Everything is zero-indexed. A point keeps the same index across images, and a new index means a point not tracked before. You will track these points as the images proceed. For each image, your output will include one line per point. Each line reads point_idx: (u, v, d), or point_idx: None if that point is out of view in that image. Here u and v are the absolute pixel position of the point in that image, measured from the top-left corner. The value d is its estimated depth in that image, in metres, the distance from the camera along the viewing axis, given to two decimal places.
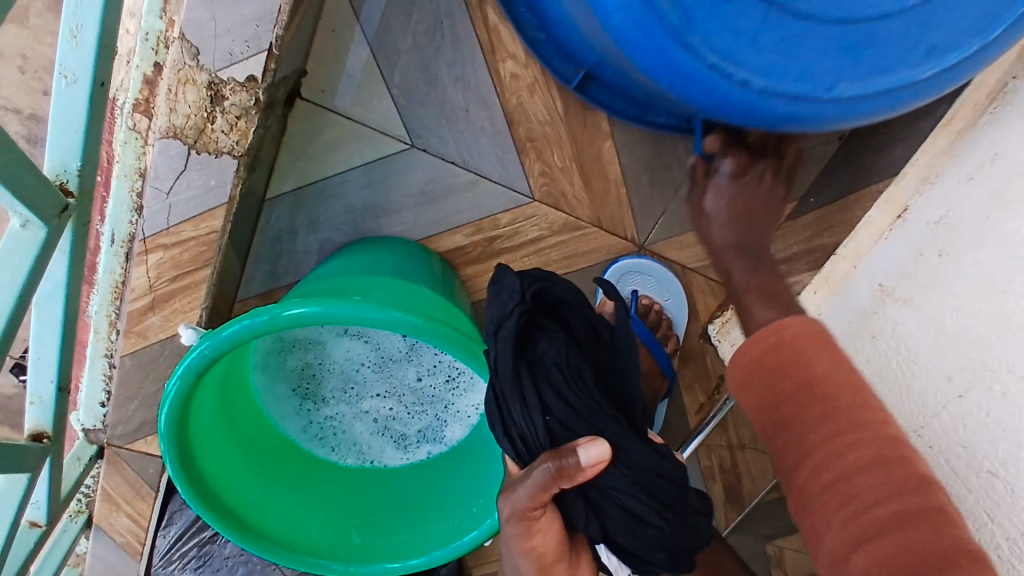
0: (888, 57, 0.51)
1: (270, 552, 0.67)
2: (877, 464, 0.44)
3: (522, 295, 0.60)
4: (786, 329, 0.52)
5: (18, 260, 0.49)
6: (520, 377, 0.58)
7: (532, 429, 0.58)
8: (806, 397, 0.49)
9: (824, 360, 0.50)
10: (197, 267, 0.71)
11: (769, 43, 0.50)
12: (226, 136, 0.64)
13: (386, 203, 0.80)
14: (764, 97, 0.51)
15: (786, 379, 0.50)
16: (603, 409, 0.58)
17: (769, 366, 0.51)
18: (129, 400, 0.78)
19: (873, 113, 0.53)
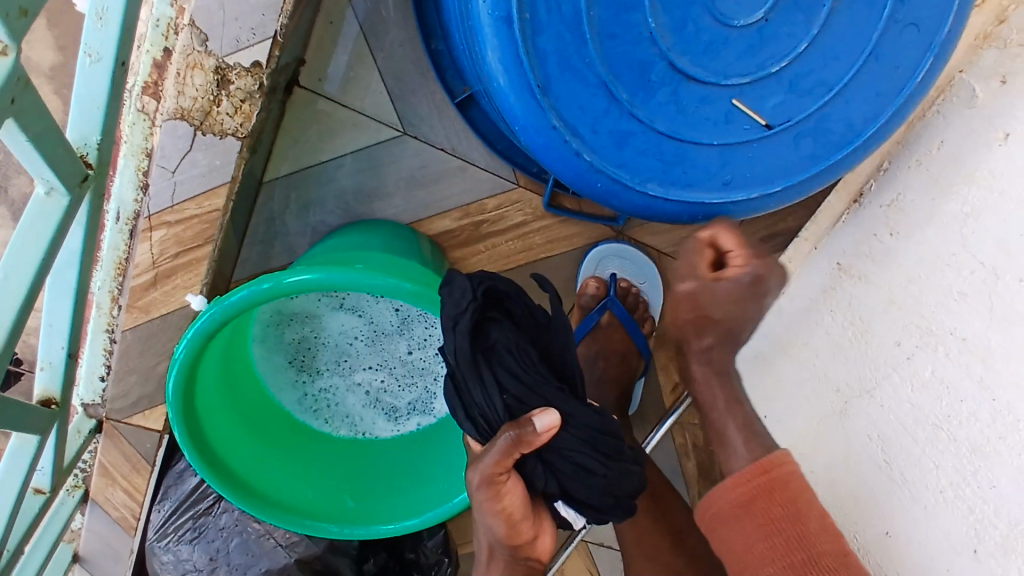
0: (688, 177, 0.60)
1: (268, 515, 0.70)
2: None
3: (474, 290, 0.63)
4: (783, 477, 0.60)
5: (44, 225, 0.52)
6: (478, 364, 0.62)
7: (492, 407, 0.62)
8: (798, 559, 0.56)
9: (812, 517, 0.57)
10: (199, 244, 0.74)
11: (605, 128, 0.57)
12: (231, 118, 0.68)
13: (378, 188, 0.85)
14: (591, 171, 0.58)
15: (781, 533, 0.57)
16: (550, 381, 0.63)
17: (761, 515, 0.59)
18: (128, 373, 0.81)
19: (666, 215, 0.62)
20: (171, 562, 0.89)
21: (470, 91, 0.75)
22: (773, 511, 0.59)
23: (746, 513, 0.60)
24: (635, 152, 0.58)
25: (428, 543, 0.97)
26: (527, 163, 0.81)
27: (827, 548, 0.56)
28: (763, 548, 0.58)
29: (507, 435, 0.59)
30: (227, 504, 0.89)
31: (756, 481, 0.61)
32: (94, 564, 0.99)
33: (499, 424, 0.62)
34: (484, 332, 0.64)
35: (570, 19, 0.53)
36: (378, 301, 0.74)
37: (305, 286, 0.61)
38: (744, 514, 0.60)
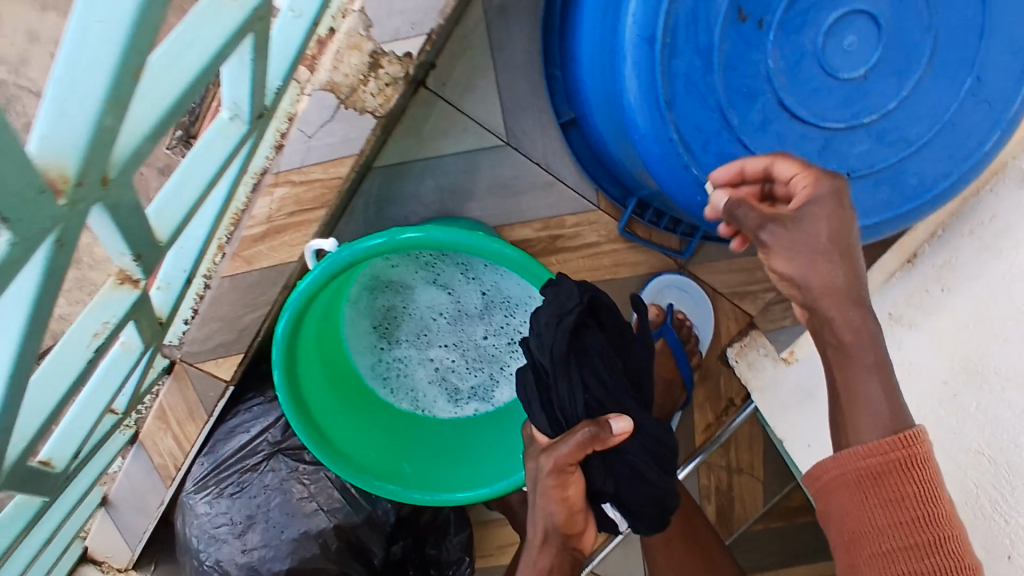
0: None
1: (336, 463, 0.73)
2: (940, 572, 0.51)
3: (581, 296, 0.72)
4: (918, 451, 0.54)
5: (224, 144, 0.60)
6: (569, 363, 0.71)
7: (571, 402, 0.70)
8: (919, 539, 0.52)
9: (938, 505, 0.53)
10: (315, 207, 0.81)
11: (715, 147, 0.67)
12: (372, 98, 0.76)
13: (473, 189, 0.93)
14: (695, 183, 0.67)
15: (902, 510, 0.52)
16: (627, 393, 0.72)
17: (887, 493, 0.53)
18: (211, 320, 0.86)
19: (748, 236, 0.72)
20: (206, 514, 0.91)
21: (575, 115, 0.86)
22: (905, 493, 0.53)
23: (871, 492, 0.54)
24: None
25: (453, 539, 1.00)
26: (611, 187, 0.91)
27: (948, 533, 0.52)
28: (885, 531, 0.53)
29: (584, 431, 0.64)
30: (275, 464, 0.91)
31: (892, 457, 0.54)
32: (120, 512, 1.00)
33: (576, 419, 0.69)
34: (579, 338, 0.72)
35: (702, 48, 0.63)
36: (468, 283, 0.81)
37: (419, 242, 0.69)
38: (869, 493, 0.54)
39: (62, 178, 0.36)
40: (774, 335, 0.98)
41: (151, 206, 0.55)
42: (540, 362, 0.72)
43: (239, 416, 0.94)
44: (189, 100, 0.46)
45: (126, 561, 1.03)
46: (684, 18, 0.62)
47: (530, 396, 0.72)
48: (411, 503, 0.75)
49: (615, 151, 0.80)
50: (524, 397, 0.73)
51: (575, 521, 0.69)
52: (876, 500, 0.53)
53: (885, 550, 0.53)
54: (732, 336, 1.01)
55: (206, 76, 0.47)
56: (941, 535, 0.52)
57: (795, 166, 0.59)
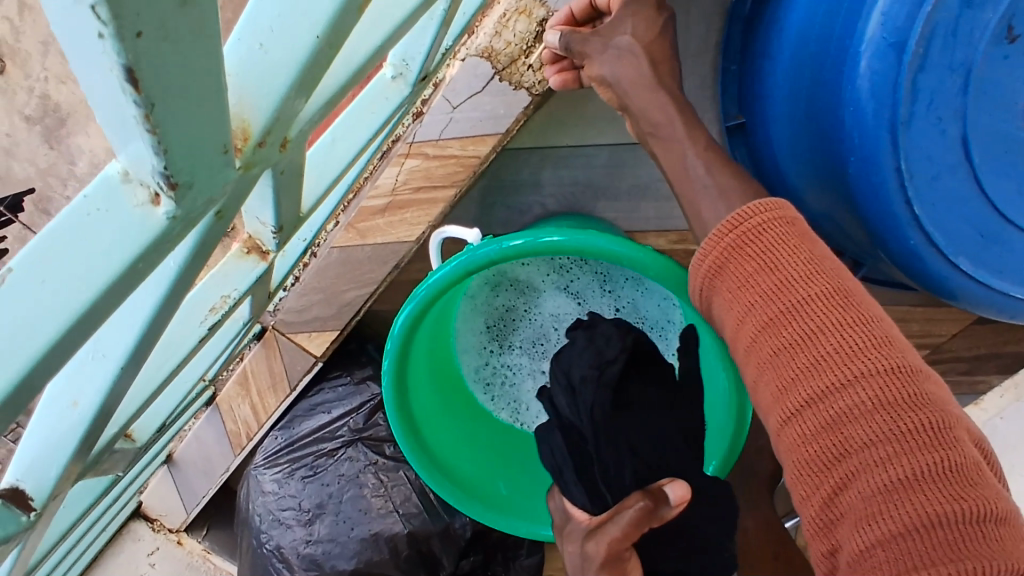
0: (1002, 264, 0.60)
1: (436, 481, 0.65)
2: (814, 334, 0.40)
3: (622, 342, 0.63)
4: (752, 220, 0.45)
5: (384, 105, 0.51)
6: (615, 427, 0.61)
7: (617, 470, 0.60)
8: (784, 307, 0.42)
9: (800, 265, 0.42)
10: (444, 185, 0.72)
11: (944, 184, 0.56)
12: (532, 73, 0.67)
13: (611, 187, 0.83)
14: (911, 224, 0.56)
15: (757, 284, 0.43)
16: (682, 454, 0.62)
17: (737, 275, 0.44)
18: (315, 290, 0.79)
19: (957, 296, 0.61)
20: (273, 493, 0.85)
21: (744, 119, 0.76)
22: (752, 269, 0.44)
23: (724, 284, 0.46)
24: (962, 221, 0.57)
25: (523, 561, 0.90)
26: None
27: (814, 289, 0.41)
28: (744, 318, 0.44)
29: (638, 504, 0.54)
30: (353, 453, 0.84)
31: (729, 240, 0.45)
32: (183, 471, 0.96)
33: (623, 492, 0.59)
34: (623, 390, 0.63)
35: (959, 67, 0.52)
36: (603, 295, 0.71)
37: (557, 247, 0.59)
38: (723, 288, 0.46)
39: (242, 131, 0.26)
40: None
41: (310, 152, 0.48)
42: (571, 417, 0.63)
43: (322, 394, 0.88)
44: (373, 52, 0.37)
45: (180, 523, 0.99)
46: (946, 25, 0.51)
47: (563, 464, 0.64)
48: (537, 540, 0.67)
49: (798, 175, 0.70)
50: (555, 465, 0.65)
51: None
52: (730, 292, 0.45)
53: (753, 330, 0.43)
54: None
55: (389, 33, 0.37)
56: (806, 296, 0.41)
57: None
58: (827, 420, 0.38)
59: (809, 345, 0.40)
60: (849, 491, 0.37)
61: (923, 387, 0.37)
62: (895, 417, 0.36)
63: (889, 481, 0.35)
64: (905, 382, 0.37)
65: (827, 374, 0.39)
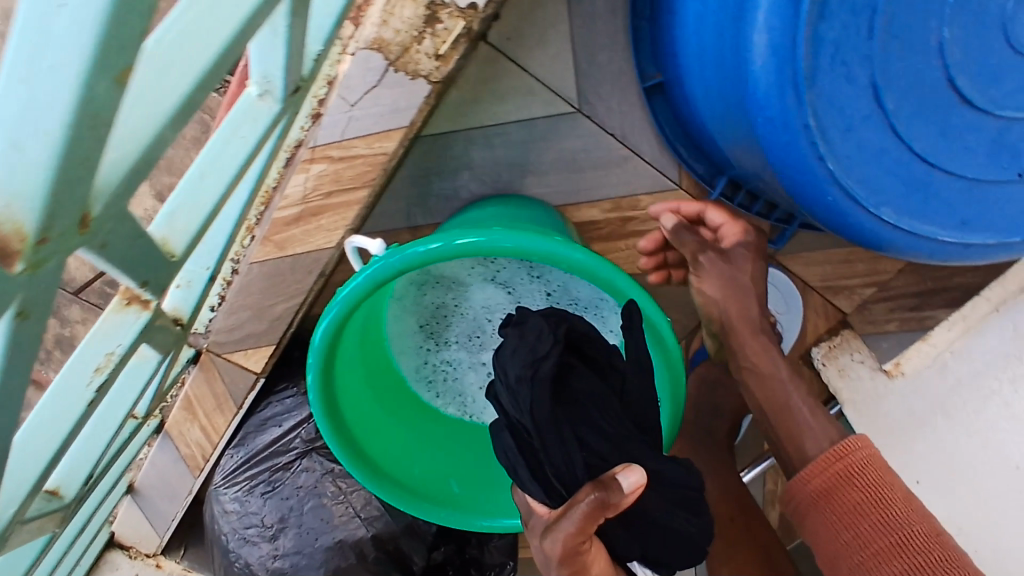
0: (928, 209, 0.56)
1: (381, 488, 0.65)
2: (904, 558, 0.55)
3: (554, 334, 0.59)
4: (857, 453, 0.61)
5: (253, 128, 0.47)
6: (559, 423, 0.57)
7: (569, 468, 0.57)
8: (898, 539, 0.56)
9: (905, 504, 0.58)
10: (355, 187, 0.69)
11: (858, 136, 0.53)
12: (429, 60, 0.62)
13: (536, 163, 0.80)
14: (828, 181, 0.53)
15: (870, 517, 0.58)
16: (634, 437, 0.60)
17: (840, 503, 0.59)
18: (243, 308, 0.76)
19: (886, 247, 0.57)
20: (236, 513, 0.84)
21: (662, 78, 0.73)
22: (856, 499, 0.59)
23: (822, 505, 0.60)
24: (882, 170, 0.54)
25: (495, 542, 0.91)
26: (696, 162, 0.78)
27: (918, 527, 0.56)
28: (846, 534, 0.58)
29: (590, 497, 0.53)
30: (309, 463, 0.84)
31: (835, 467, 0.61)
32: (147, 498, 0.94)
33: (579, 487, 0.56)
34: (563, 384, 0.59)
35: (860, 9, 0.49)
36: (532, 281, 0.69)
37: (470, 249, 0.57)
38: (825, 510, 0.60)
39: (16, 232, 0.24)
40: (874, 342, 0.83)
41: (158, 216, 0.44)
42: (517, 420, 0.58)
43: (271, 408, 0.87)
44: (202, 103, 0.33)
45: (154, 546, 0.98)
46: None
47: (515, 462, 0.59)
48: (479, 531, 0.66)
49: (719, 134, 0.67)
50: (508, 464, 0.60)
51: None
52: (835, 514, 0.59)
53: (873, 552, 0.57)
54: (819, 334, 0.86)
55: (217, 77, 0.33)
56: (917, 530, 0.56)
57: (723, 216, 0.72)
58: None
59: (887, 560, 0.56)
60: None
61: None
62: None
63: None
64: None
65: None
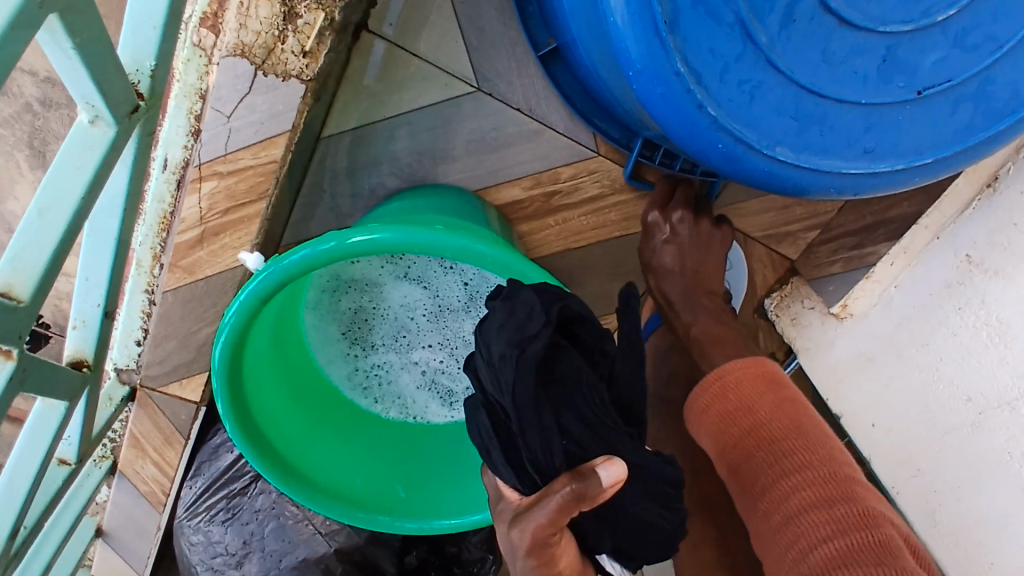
0: (826, 143, 0.52)
1: (314, 502, 0.63)
2: (765, 451, 0.56)
3: (546, 312, 0.53)
4: (730, 370, 0.63)
5: (89, 157, 0.45)
6: (540, 405, 0.51)
7: (547, 454, 0.50)
8: (760, 435, 0.57)
9: (773, 404, 0.59)
10: (252, 200, 0.67)
11: (737, 76, 0.49)
12: (296, 58, 0.60)
13: (446, 149, 0.77)
14: (713, 128, 0.50)
15: (739, 421, 0.59)
16: (620, 428, 0.54)
17: (719, 412, 0.61)
18: (167, 338, 0.75)
19: (792, 189, 0.54)
20: (201, 543, 0.82)
21: (556, 44, 0.69)
22: (732, 408, 0.60)
23: (706, 418, 0.62)
24: (769, 109, 0.51)
25: (473, 538, 0.87)
26: (609, 128, 0.74)
27: (779, 424, 0.57)
28: (723, 440, 0.60)
29: (564, 490, 0.47)
30: (264, 485, 0.82)
31: (715, 383, 0.63)
32: (119, 539, 0.94)
33: (553, 475, 0.50)
34: (548, 365, 0.54)
35: None
36: (446, 273, 0.66)
37: (370, 248, 0.52)
38: (709, 422, 0.62)
39: None
40: (821, 286, 0.81)
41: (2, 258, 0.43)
42: (501, 400, 0.53)
43: (221, 435, 0.85)
44: None
45: None
46: None
47: (489, 443, 0.54)
48: (407, 532, 0.65)
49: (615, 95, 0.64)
50: (482, 446, 0.55)
51: None
52: (715, 424, 0.61)
53: (738, 454, 0.58)
54: (769, 285, 0.84)
55: None
56: (778, 426, 0.57)
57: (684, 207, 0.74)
58: (752, 499, 0.55)
59: (752, 456, 0.57)
60: (792, 554, 0.50)
61: (848, 483, 0.51)
62: (836, 514, 0.49)
63: (833, 548, 0.47)
64: (822, 482, 0.51)
65: (793, 482, 0.53)
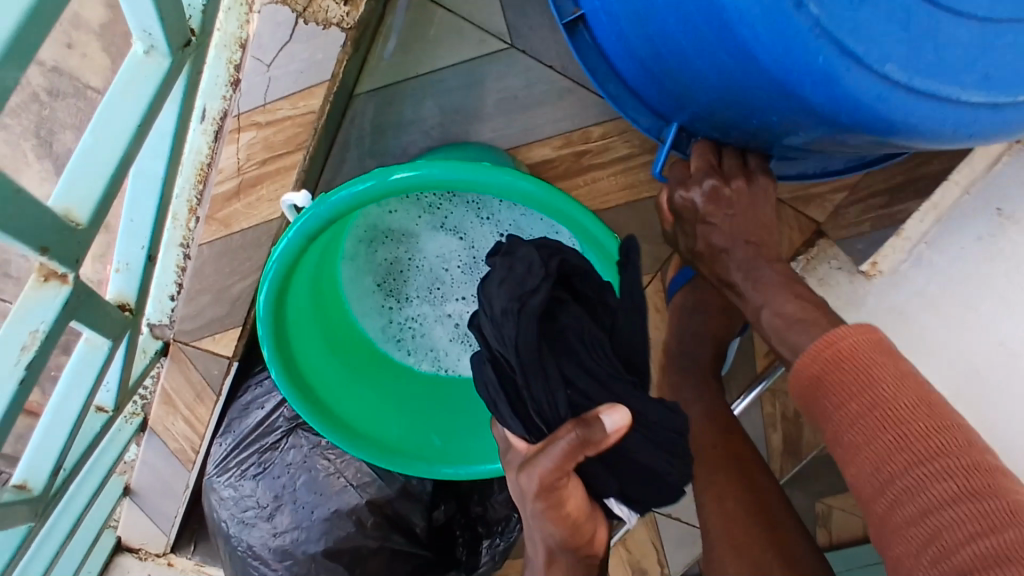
0: (943, 61, 0.42)
1: (352, 448, 0.64)
2: (888, 430, 0.48)
3: (545, 266, 0.53)
4: (843, 338, 0.52)
5: (143, 88, 0.46)
6: (542, 359, 0.52)
7: (551, 403, 0.52)
8: (881, 413, 0.49)
9: (895, 376, 0.49)
10: (290, 151, 0.68)
11: None
12: (336, 7, 0.64)
13: (477, 108, 0.78)
14: (811, 35, 0.40)
15: (855, 395, 0.50)
16: (623, 375, 0.54)
17: (826, 382, 0.52)
18: (202, 292, 0.76)
19: (902, 118, 0.43)
20: (232, 498, 0.84)
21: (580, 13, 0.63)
22: (845, 378, 0.51)
23: (812, 387, 0.53)
24: (875, 15, 0.41)
25: (497, 496, 0.89)
26: (637, 116, 0.66)
27: (907, 400, 0.48)
28: (835, 413, 0.51)
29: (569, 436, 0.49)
30: (295, 440, 0.83)
31: (824, 354, 0.53)
32: (147, 498, 0.95)
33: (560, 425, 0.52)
34: (550, 319, 0.54)
35: None
36: (482, 223, 0.68)
37: (412, 185, 0.53)
38: (815, 392, 0.53)
39: None
40: (850, 245, 0.79)
41: (55, 188, 0.43)
42: (502, 353, 0.53)
43: (251, 392, 0.86)
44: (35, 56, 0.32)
45: (162, 545, 0.99)
46: None
47: (495, 397, 0.55)
48: (441, 478, 0.66)
49: (644, 67, 0.57)
50: (487, 398, 0.56)
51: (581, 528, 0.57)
52: (823, 395, 0.52)
53: (852, 432, 0.50)
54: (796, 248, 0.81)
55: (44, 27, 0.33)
56: (904, 402, 0.48)
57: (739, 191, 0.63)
58: (874, 483, 0.48)
59: (871, 435, 0.49)
60: (933, 554, 0.44)
61: (995, 474, 0.44)
62: (987, 514, 0.43)
63: (992, 556, 0.41)
64: (966, 477, 0.44)
65: (928, 473, 0.46)
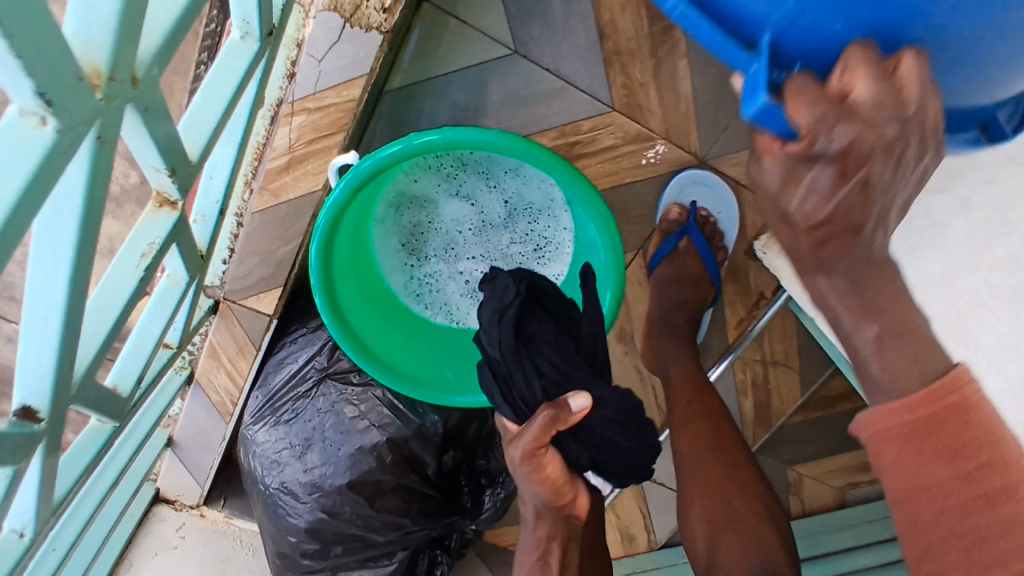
0: None
1: (380, 374, 0.77)
2: (992, 501, 0.40)
3: (516, 287, 0.68)
4: (969, 387, 0.41)
5: (240, 63, 0.61)
6: (520, 356, 0.66)
7: (530, 390, 0.66)
8: (990, 490, 0.40)
9: (1008, 444, 0.41)
10: (333, 133, 0.83)
11: None
12: (378, 14, 0.78)
13: (484, 103, 0.93)
14: None
15: (967, 460, 0.40)
16: (584, 368, 0.67)
17: (940, 438, 0.41)
18: (250, 255, 0.89)
19: None
20: (266, 442, 0.95)
21: None
22: (961, 436, 0.41)
23: (919, 438, 0.41)
24: None
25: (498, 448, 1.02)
26: None
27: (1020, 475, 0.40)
28: (932, 471, 0.41)
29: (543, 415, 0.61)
30: (325, 389, 0.95)
31: (940, 401, 0.41)
32: (186, 451, 1.06)
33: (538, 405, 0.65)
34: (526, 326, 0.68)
35: None
36: (490, 191, 0.82)
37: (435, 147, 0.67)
38: (918, 444, 0.41)
39: (94, 72, 0.39)
40: None
41: (182, 120, 0.58)
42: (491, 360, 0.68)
43: (286, 349, 0.99)
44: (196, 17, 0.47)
45: (196, 497, 1.10)
46: None
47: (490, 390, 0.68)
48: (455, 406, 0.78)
49: None
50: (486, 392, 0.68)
51: (563, 492, 0.66)
52: (925, 448, 0.41)
53: (956, 499, 0.40)
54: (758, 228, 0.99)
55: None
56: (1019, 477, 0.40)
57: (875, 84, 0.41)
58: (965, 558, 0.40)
59: (978, 510, 0.40)
60: None
61: None
62: None
63: None
64: None
65: None
